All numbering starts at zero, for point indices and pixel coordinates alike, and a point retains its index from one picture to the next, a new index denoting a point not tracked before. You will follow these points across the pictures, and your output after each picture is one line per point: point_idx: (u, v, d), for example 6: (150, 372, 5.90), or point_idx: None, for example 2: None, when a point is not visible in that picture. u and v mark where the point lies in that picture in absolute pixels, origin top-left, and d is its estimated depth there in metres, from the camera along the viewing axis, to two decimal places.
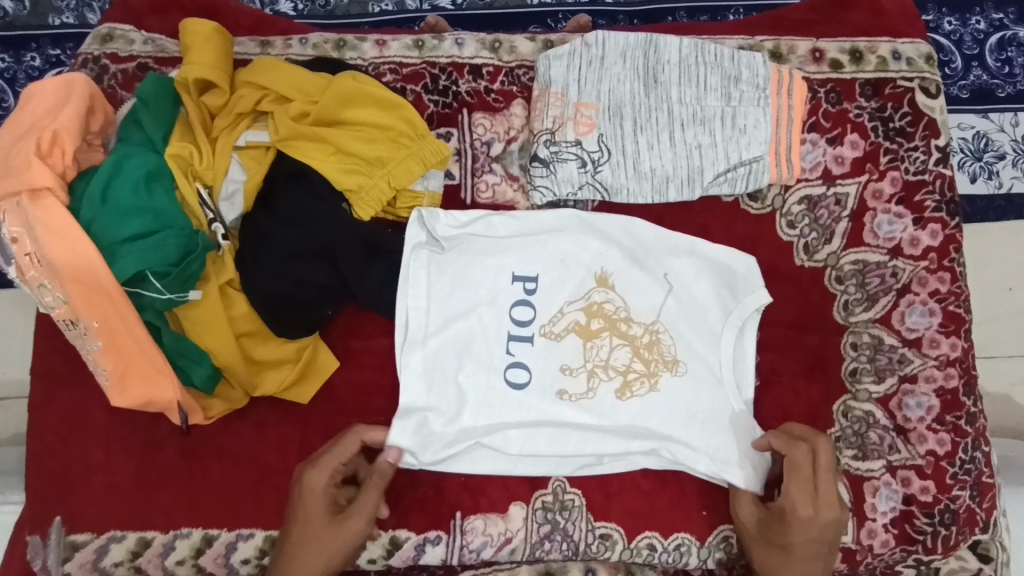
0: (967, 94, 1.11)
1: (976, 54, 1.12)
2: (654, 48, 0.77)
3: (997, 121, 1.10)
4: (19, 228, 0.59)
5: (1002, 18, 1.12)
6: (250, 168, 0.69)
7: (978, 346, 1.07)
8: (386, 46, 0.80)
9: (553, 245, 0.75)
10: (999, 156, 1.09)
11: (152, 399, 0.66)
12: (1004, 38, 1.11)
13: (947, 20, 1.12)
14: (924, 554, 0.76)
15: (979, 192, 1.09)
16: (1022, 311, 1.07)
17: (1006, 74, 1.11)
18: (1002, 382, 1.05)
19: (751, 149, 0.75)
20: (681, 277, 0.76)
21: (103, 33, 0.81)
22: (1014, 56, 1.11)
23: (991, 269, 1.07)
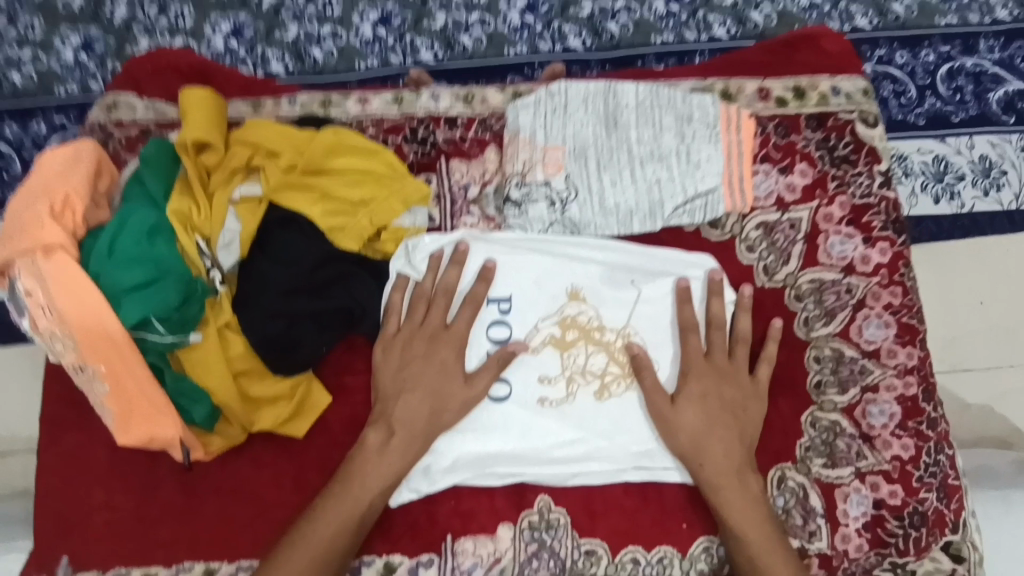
0: (923, 121, 1.27)
1: (928, 84, 1.29)
2: (613, 95, 0.84)
3: (954, 145, 1.26)
4: (33, 281, 0.65)
5: (949, 50, 1.30)
6: (244, 218, 0.73)
7: (959, 359, 1.18)
8: (368, 102, 0.88)
9: (525, 263, 0.81)
10: (959, 177, 1.25)
11: (155, 437, 0.70)
12: (953, 68, 1.29)
13: (898, 54, 1.30)
14: (898, 556, 0.80)
15: (943, 211, 1.24)
16: (991, 322, 1.19)
17: (958, 100, 1.28)
18: (981, 395, 1.16)
19: (706, 181, 0.82)
20: (653, 284, 0.81)
21: (108, 102, 0.88)
22: (964, 84, 1.29)
23: (964, 286, 1.20)
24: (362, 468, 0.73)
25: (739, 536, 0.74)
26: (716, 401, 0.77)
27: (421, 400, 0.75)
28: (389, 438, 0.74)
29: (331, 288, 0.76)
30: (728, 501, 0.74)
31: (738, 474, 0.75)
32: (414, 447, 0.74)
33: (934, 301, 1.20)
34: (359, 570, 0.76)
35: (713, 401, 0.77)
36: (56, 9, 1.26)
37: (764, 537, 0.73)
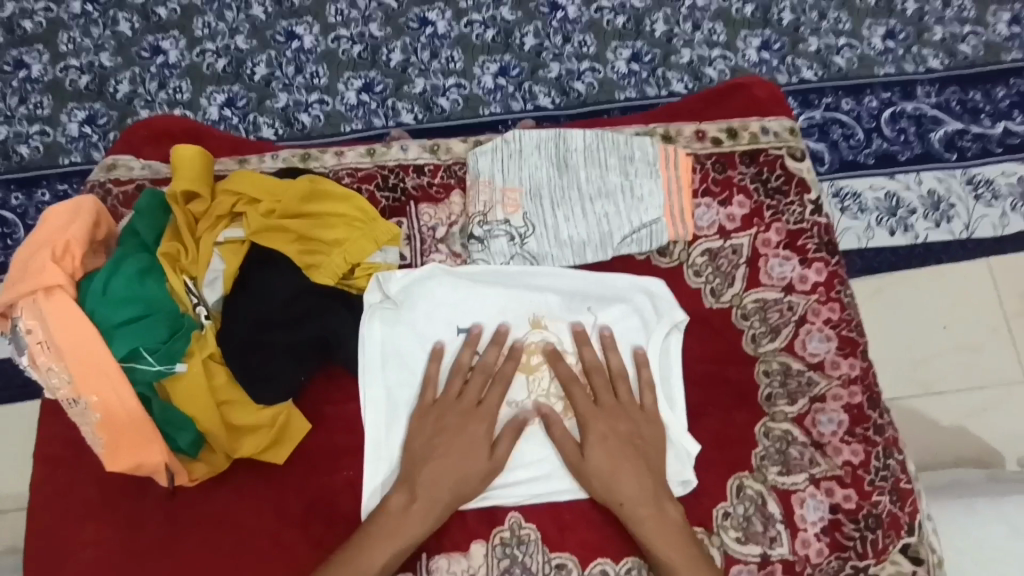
0: (872, 160, 1.38)
1: (874, 127, 1.40)
2: (563, 140, 0.93)
3: (903, 181, 1.37)
4: (34, 320, 0.71)
5: (890, 96, 1.42)
6: (229, 259, 0.81)
7: (931, 381, 1.27)
8: (344, 155, 0.97)
9: (490, 295, 0.88)
10: (911, 212, 1.35)
11: (140, 464, 0.75)
12: (895, 112, 1.41)
13: (844, 101, 1.42)
14: (858, 560, 0.83)
15: (900, 243, 1.33)
16: (956, 343, 1.28)
17: (903, 141, 1.40)
18: (953, 416, 1.24)
19: (649, 213, 0.90)
20: (609, 310, 0.88)
21: (108, 164, 0.97)
22: (906, 126, 1.40)
23: (927, 311, 1.30)
24: (383, 534, 0.76)
25: (667, 565, 0.76)
26: (620, 438, 0.82)
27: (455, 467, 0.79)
28: (411, 502, 0.78)
29: (308, 321, 0.82)
30: (653, 531, 0.78)
31: (655, 503, 0.79)
32: (435, 510, 0.77)
33: (903, 330, 1.29)
34: None
35: (614, 439, 0.81)
36: (63, 88, 1.38)
37: (693, 562, 0.77)
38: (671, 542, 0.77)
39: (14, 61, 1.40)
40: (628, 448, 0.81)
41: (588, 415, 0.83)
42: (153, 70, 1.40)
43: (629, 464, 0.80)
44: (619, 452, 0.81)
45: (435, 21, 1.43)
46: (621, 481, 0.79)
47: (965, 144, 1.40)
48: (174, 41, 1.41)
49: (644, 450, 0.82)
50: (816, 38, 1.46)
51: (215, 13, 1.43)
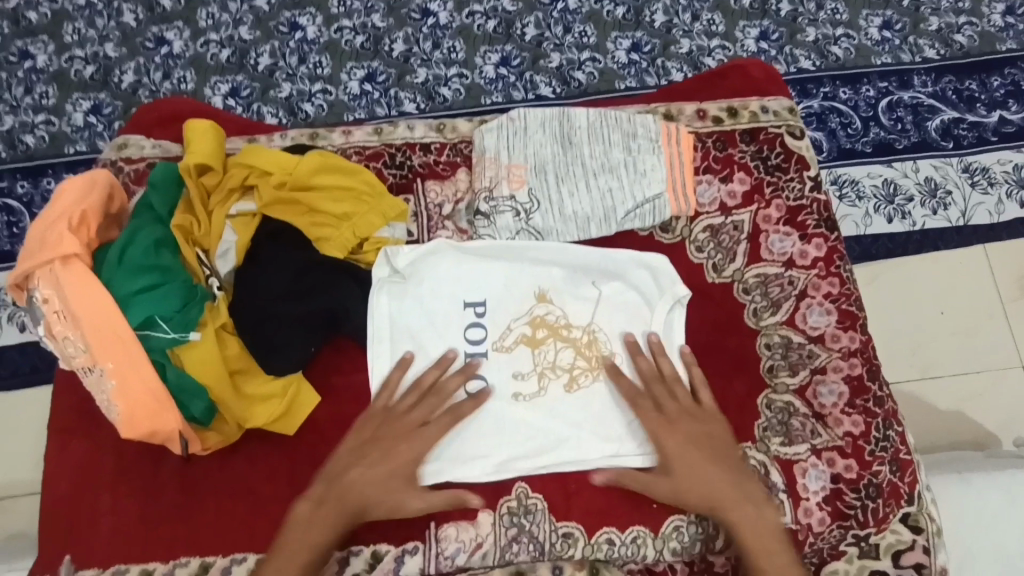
0: (870, 149, 1.40)
1: (871, 116, 1.42)
2: (567, 118, 0.95)
3: (901, 170, 1.39)
4: (51, 289, 0.73)
5: (887, 86, 1.44)
6: (241, 232, 0.82)
7: (927, 367, 1.29)
8: (351, 134, 0.99)
9: (496, 269, 0.89)
10: (908, 200, 1.37)
11: (156, 430, 0.76)
12: (892, 101, 1.43)
13: (841, 91, 1.43)
14: (859, 529, 0.86)
15: (897, 230, 1.35)
16: (951, 329, 1.30)
17: (899, 130, 1.41)
18: (955, 401, 1.26)
19: (652, 188, 0.92)
20: (612, 285, 0.90)
21: (119, 143, 0.99)
22: (903, 116, 1.42)
23: (924, 296, 1.32)
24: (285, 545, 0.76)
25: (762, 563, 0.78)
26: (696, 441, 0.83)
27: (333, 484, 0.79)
28: (317, 508, 0.78)
29: (319, 293, 0.83)
30: (742, 528, 0.80)
31: (744, 500, 0.81)
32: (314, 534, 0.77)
33: (908, 317, 1.31)
34: (348, 559, 0.81)
35: (693, 437, 0.83)
36: (68, 78, 1.40)
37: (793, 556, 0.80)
38: (756, 540, 0.79)
39: (19, 51, 1.41)
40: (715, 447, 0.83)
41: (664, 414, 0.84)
42: (157, 60, 1.41)
43: (705, 463, 0.82)
44: (695, 450, 0.82)
45: (437, 12, 1.45)
46: (693, 479, 0.81)
47: (961, 132, 1.42)
48: (178, 32, 1.43)
49: (718, 451, 0.83)
50: (814, 28, 1.48)
51: (219, 4, 1.44)
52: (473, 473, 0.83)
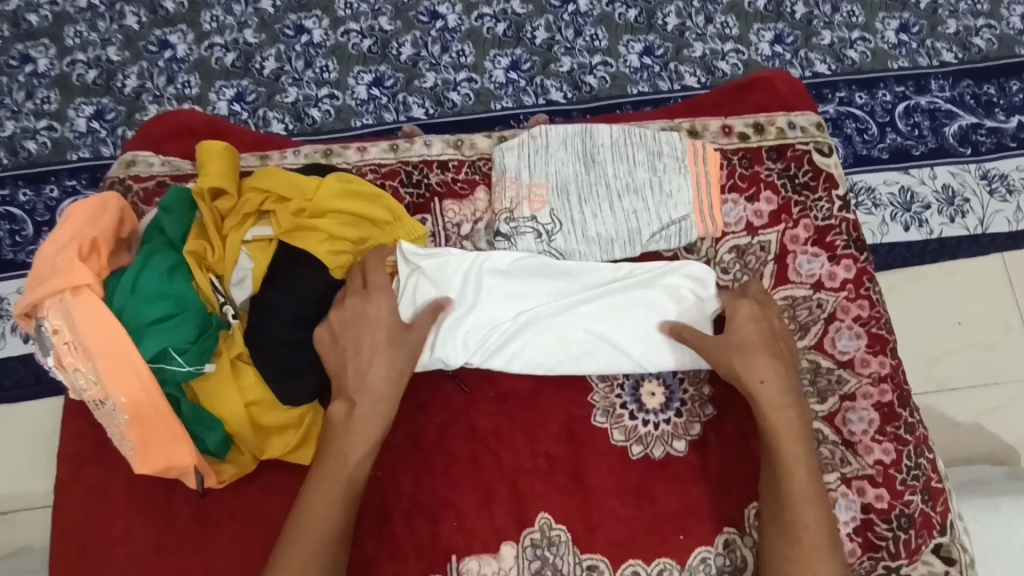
0: (886, 154, 1.37)
1: (888, 121, 1.39)
2: (589, 135, 0.92)
3: (917, 176, 1.36)
4: (61, 320, 0.70)
5: (904, 90, 1.41)
6: (257, 257, 0.79)
7: (945, 379, 1.26)
8: (367, 151, 0.96)
9: (534, 284, 0.86)
10: (925, 206, 1.33)
11: (171, 464, 0.74)
12: (909, 106, 1.40)
13: (858, 95, 1.40)
14: (891, 560, 0.83)
15: (913, 237, 1.33)
16: (971, 340, 1.27)
17: (916, 135, 1.38)
18: (969, 412, 1.23)
19: (678, 209, 0.89)
20: (650, 301, 0.86)
21: (127, 159, 0.96)
22: (920, 121, 1.39)
23: (944, 309, 1.29)
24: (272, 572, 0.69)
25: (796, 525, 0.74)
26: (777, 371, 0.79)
27: (372, 427, 0.76)
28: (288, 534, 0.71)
29: None
30: (798, 482, 0.76)
31: (803, 450, 0.77)
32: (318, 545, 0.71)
33: (917, 326, 1.28)
34: None
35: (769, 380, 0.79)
36: (70, 83, 1.36)
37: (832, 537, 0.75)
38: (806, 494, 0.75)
39: (20, 55, 1.38)
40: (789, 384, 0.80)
41: (728, 348, 0.80)
42: (160, 64, 1.38)
43: (783, 412, 0.78)
44: (773, 386, 0.79)
45: (445, 14, 1.41)
46: (778, 412, 0.78)
47: (979, 138, 1.38)
48: (182, 35, 1.39)
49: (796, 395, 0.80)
50: (829, 32, 1.44)
51: (223, 6, 1.41)
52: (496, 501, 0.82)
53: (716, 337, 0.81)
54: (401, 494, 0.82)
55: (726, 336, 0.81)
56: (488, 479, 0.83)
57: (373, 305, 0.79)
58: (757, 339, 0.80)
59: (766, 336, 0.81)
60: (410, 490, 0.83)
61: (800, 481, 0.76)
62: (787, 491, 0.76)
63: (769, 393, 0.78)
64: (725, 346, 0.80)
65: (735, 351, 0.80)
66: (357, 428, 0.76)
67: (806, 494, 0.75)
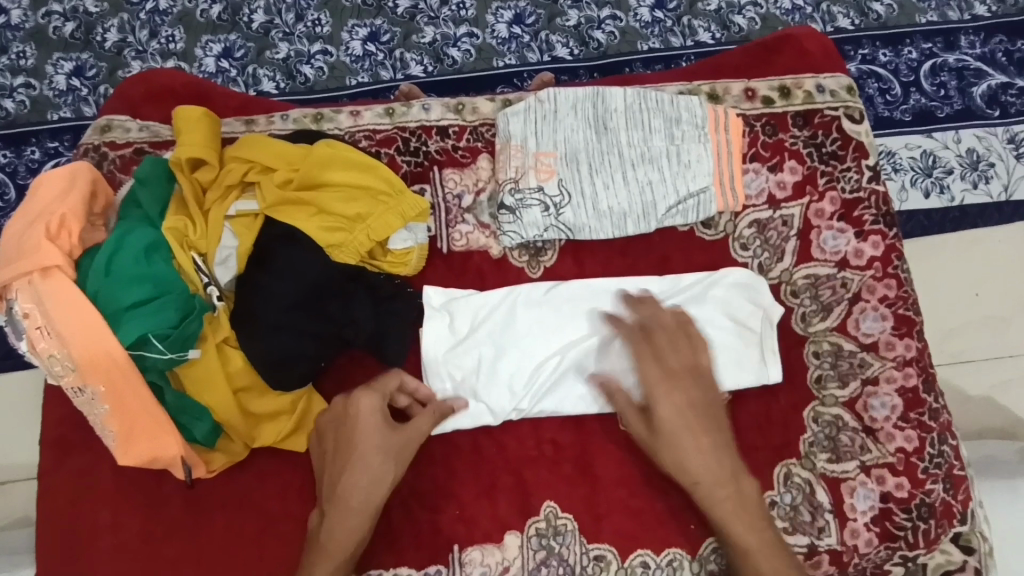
0: (909, 117, 1.29)
1: (912, 81, 1.30)
2: (601, 99, 0.85)
3: (941, 140, 1.28)
4: (31, 304, 0.65)
5: (931, 47, 1.31)
6: (241, 235, 0.74)
7: (953, 351, 1.19)
8: (360, 116, 0.89)
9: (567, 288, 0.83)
10: (948, 171, 1.26)
11: (157, 456, 0.70)
12: (936, 64, 1.31)
13: (881, 53, 1.31)
14: (908, 550, 0.80)
15: (934, 206, 1.25)
16: (984, 314, 1.20)
17: (942, 96, 1.29)
18: (982, 385, 1.16)
19: (697, 181, 0.83)
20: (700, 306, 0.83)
21: (102, 124, 0.89)
22: (947, 80, 1.30)
23: (954, 278, 1.21)
24: None
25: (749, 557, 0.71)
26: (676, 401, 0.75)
27: (347, 539, 0.70)
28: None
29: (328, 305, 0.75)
30: (723, 514, 0.73)
31: (733, 482, 0.73)
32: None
33: (930, 296, 1.21)
34: None
35: (689, 410, 0.74)
36: (46, 36, 1.27)
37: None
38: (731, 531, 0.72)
39: None
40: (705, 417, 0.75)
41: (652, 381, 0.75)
42: (142, 16, 1.28)
43: (696, 441, 0.74)
44: (684, 419, 0.74)
45: None
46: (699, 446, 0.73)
47: (1009, 99, 1.29)
48: None
49: (716, 421, 0.75)
50: None
51: None
52: (500, 489, 0.79)
53: (656, 367, 0.76)
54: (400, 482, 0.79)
55: (662, 366, 0.76)
56: (491, 467, 0.80)
57: (359, 405, 0.74)
58: (678, 384, 0.75)
59: (669, 368, 0.76)
60: (409, 478, 0.79)
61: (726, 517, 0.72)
62: (740, 543, 0.72)
63: (675, 424, 0.74)
64: (666, 374, 0.76)
65: (666, 379, 0.75)
66: (334, 546, 0.69)
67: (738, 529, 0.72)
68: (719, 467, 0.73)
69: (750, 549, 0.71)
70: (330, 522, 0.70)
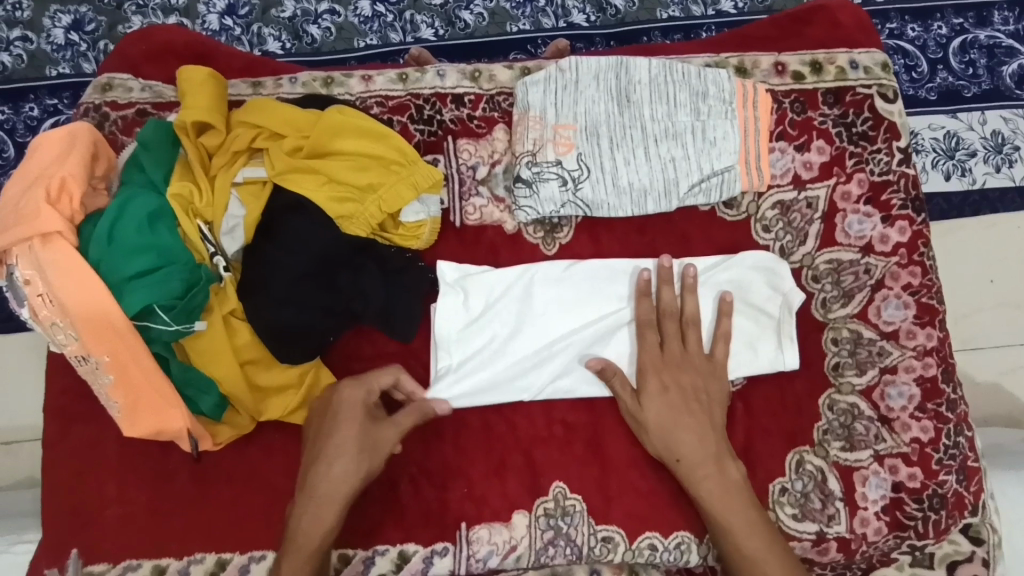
0: (934, 96, 1.22)
1: (940, 58, 1.24)
2: (625, 70, 0.82)
3: (965, 121, 1.22)
4: (31, 271, 0.62)
5: (962, 22, 1.25)
6: (249, 203, 0.71)
7: (962, 338, 1.16)
8: (372, 81, 0.85)
9: (583, 268, 0.81)
10: (970, 154, 1.20)
11: (162, 428, 0.69)
12: (966, 41, 1.24)
13: (910, 27, 1.25)
14: (917, 539, 0.79)
15: (954, 188, 1.20)
16: (999, 300, 1.16)
17: (970, 75, 1.23)
18: (991, 372, 1.14)
19: (722, 159, 0.80)
20: (715, 291, 0.81)
21: (103, 83, 0.86)
22: (976, 58, 1.24)
23: (971, 263, 1.17)
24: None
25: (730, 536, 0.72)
26: (661, 384, 0.76)
27: (326, 520, 0.69)
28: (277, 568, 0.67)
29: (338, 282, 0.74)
30: (708, 491, 0.73)
31: (716, 463, 0.74)
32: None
33: (945, 278, 1.17)
34: (373, 559, 0.75)
35: (675, 392, 0.76)
36: None
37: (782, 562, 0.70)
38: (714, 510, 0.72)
39: None
40: (691, 400, 0.76)
41: (650, 367, 0.77)
42: None
43: (680, 422, 0.74)
44: (671, 401, 0.75)
45: None
46: (682, 427, 0.74)
47: None
48: None
49: (707, 405, 0.76)
50: None
51: None
52: (509, 468, 0.78)
53: (653, 353, 0.77)
54: (409, 459, 0.78)
55: (659, 352, 0.77)
56: (501, 447, 0.79)
57: (342, 396, 0.72)
58: (669, 370, 0.77)
59: (665, 354, 0.78)
60: (418, 456, 0.78)
61: (710, 498, 0.73)
62: (723, 522, 0.72)
63: (655, 405, 0.75)
64: (663, 361, 0.77)
65: (662, 364, 0.77)
66: (308, 526, 0.68)
67: (719, 510, 0.72)
68: (703, 443, 0.74)
69: (727, 523, 0.72)
70: (307, 502, 0.69)
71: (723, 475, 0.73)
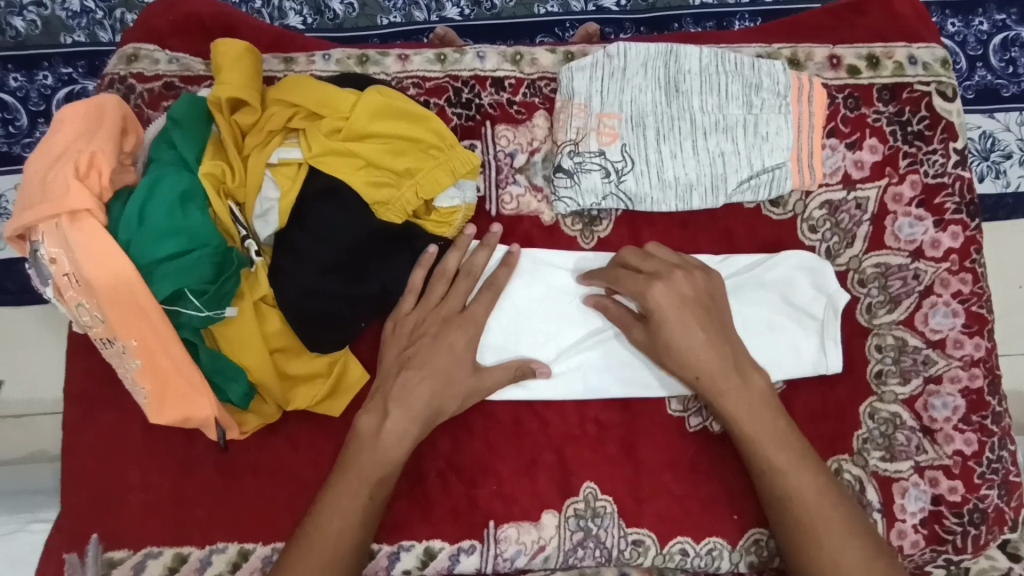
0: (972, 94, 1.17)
1: (979, 55, 1.19)
2: (675, 58, 0.78)
3: (1003, 121, 1.17)
4: (58, 248, 0.60)
5: (1004, 18, 1.19)
6: (284, 186, 0.68)
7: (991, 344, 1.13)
8: (408, 61, 0.82)
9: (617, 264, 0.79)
10: (1005, 155, 1.15)
11: (189, 416, 0.67)
12: (1008, 38, 1.17)
13: (950, 22, 1.19)
14: (954, 554, 0.77)
15: (988, 190, 1.16)
16: None
17: (1010, 74, 1.17)
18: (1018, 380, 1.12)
19: (774, 156, 0.77)
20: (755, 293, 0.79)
21: (128, 53, 0.82)
22: (1016, 57, 1.18)
23: (1004, 269, 1.14)
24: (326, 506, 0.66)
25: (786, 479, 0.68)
26: (679, 323, 0.71)
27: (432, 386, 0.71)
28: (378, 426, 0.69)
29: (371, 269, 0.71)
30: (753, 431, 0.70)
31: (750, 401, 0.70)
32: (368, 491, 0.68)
33: None
34: (398, 555, 0.74)
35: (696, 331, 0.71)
36: None
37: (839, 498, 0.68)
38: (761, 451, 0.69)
39: None
40: (707, 339, 0.71)
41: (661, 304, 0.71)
42: None
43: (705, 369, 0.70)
44: (691, 341, 0.70)
45: None
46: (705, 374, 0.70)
47: None
48: None
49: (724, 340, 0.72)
50: None
51: None
52: (540, 466, 0.76)
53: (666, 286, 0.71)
54: (438, 454, 0.76)
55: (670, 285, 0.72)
56: (532, 445, 0.76)
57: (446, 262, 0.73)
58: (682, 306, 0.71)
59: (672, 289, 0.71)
60: (446, 451, 0.76)
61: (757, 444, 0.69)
62: (773, 462, 0.69)
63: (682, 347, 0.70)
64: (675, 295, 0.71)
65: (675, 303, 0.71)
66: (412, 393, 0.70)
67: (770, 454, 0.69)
68: (737, 394, 0.70)
69: (783, 471, 0.68)
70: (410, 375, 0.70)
71: (759, 418, 0.70)
